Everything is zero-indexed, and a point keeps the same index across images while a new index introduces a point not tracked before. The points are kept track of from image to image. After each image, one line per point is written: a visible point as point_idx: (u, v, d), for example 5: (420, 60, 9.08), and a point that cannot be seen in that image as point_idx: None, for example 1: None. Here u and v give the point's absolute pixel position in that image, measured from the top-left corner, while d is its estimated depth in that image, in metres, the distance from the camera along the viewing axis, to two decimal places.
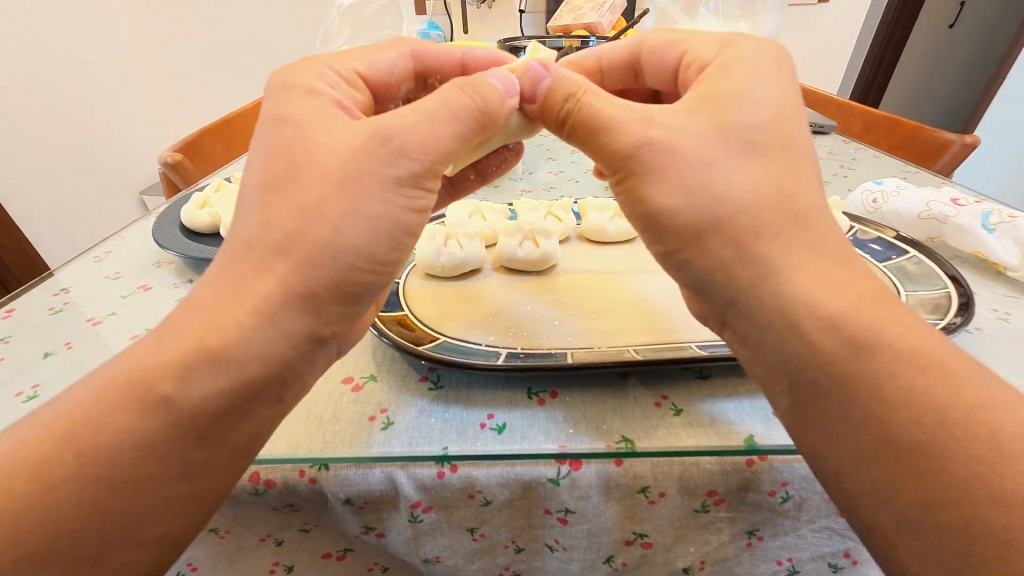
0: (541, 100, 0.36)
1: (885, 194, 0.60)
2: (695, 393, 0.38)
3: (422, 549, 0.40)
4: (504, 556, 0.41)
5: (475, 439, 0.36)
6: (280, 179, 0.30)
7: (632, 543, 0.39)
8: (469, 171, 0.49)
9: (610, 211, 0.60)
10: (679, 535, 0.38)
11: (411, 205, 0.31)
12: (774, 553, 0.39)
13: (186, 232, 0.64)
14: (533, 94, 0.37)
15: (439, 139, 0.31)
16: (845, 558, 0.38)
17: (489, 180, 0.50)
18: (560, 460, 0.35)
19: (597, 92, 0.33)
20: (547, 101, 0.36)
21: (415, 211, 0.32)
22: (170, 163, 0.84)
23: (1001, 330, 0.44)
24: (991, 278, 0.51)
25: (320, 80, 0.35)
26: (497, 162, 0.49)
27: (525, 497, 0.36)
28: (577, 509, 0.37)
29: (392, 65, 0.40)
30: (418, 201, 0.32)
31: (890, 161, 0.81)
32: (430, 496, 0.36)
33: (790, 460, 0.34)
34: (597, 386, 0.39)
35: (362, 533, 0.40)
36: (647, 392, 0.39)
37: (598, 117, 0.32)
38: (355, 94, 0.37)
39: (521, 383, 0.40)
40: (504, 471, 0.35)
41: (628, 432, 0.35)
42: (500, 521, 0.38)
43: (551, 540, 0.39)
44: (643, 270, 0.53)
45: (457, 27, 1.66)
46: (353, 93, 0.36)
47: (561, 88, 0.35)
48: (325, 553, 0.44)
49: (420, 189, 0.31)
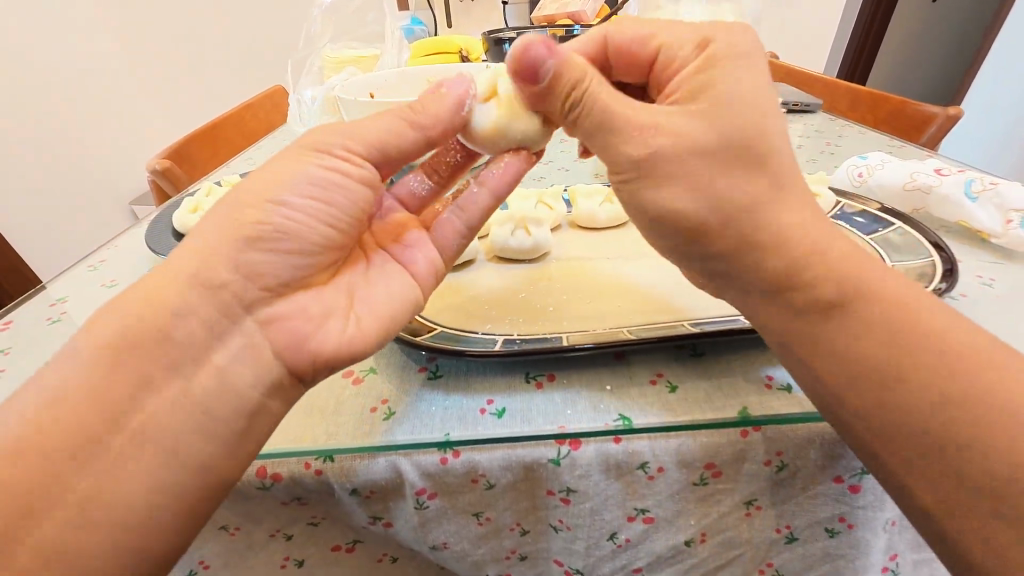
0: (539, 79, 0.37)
1: (870, 167, 0.60)
2: (689, 369, 0.39)
3: (430, 536, 0.41)
4: (510, 539, 0.42)
5: (476, 424, 0.37)
6: (248, 188, 0.34)
7: (635, 519, 0.40)
8: (471, 184, 0.42)
9: (600, 197, 0.61)
10: (679, 508, 0.39)
11: (316, 166, 0.35)
12: (773, 522, 0.40)
13: (179, 237, 0.63)
14: (535, 76, 0.37)
15: (355, 132, 0.37)
16: (842, 525, 0.39)
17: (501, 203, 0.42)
18: (559, 440, 0.36)
19: (603, 82, 0.34)
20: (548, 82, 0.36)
21: (325, 166, 0.36)
22: (158, 168, 0.83)
23: (985, 295, 0.45)
24: (975, 245, 0.52)
25: (314, 160, 0.36)
26: (501, 173, 0.42)
27: (527, 479, 0.37)
28: (579, 488, 0.38)
29: (423, 142, 0.39)
30: (330, 164, 0.36)
31: (876, 136, 0.82)
32: (434, 482, 0.37)
33: (782, 429, 0.35)
34: (593, 367, 0.40)
35: (370, 523, 0.41)
36: (643, 371, 0.40)
37: (599, 104, 0.34)
38: (368, 174, 0.38)
39: (519, 368, 0.41)
40: (506, 454, 0.36)
41: (625, 411, 0.36)
42: (505, 503, 0.39)
43: (554, 521, 0.40)
44: (635, 254, 0.54)
45: (441, 22, 1.67)
46: (371, 172, 0.38)
47: (568, 74, 0.35)
48: (335, 546, 0.45)
49: (329, 162, 0.36)
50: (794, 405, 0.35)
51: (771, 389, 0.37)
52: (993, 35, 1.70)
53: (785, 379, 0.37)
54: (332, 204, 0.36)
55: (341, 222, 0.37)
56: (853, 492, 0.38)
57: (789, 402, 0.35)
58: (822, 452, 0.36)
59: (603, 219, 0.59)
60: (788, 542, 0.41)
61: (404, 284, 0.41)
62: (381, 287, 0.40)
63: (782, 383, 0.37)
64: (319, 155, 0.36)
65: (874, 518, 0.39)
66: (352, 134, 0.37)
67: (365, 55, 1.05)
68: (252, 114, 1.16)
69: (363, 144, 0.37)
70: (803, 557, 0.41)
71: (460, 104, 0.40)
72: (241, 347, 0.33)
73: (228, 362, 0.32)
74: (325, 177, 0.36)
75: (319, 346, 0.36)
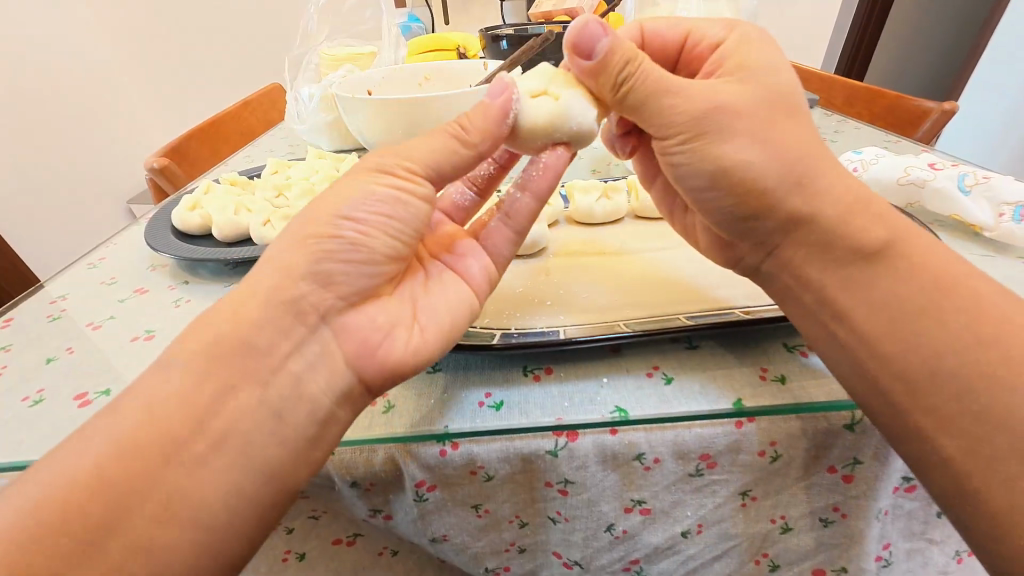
0: (600, 55, 0.37)
1: (865, 162, 0.61)
2: (684, 361, 0.40)
3: (429, 528, 0.42)
4: (509, 531, 0.43)
5: (474, 417, 0.37)
6: None
7: (632, 510, 0.40)
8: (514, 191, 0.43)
9: (597, 193, 0.61)
10: (675, 499, 0.40)
11: (377, 184, 0.36)
12: (767, 512, 0.40)
13: (178, 234, 0.63)
14: (589, 49, 0.38)
15: (405, 149, 0.38)
16: (835, 514, 0.40)
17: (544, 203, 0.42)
18: (557, 432, 0.36)
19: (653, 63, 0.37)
20: (608, 60, 0.37)
21: (389, 181, 0.37)
22: (156, 167, 0.83)
23: None
24: (969, 238, 0.53)
25: (370, 177, 0.37)
26: (542, 174, 0.41)
27: (525, 470, 0.38)
28: (577, 479, 0.38)
29: (475, 156, 0.39)
30: (389, 186, 0.37)
31: (872, 131, 0.83)
32: (434, 474, 0.37)
33: (774, 419, 0.36)
34: (590, 360, 0.41)
35: (370, 516, 0.42)
36: (639, 363, 0.40)
37: (659, 82, 0.36)
38: (426, 190, 0.38)
39: (517, 361, 0.41)
40: (505, 446, 0.37)
41: (622, 403, 0.37)
42: (503, 495, 0.39)
43: (553, 513, 0.41)
44: (632, 249, 0.54)
45: (440, 21, 1.68)
46: (425, 188, 0.38)
47: (623, 51, 0.37)
48: (335, 540, 0.46)
49: (383, 177, 0.37)
50: (787, 396, 0.36)
51: (766, 380, 0.37)
52: (990, 31, 1.70)
53: (779, 371, 0.38)
54: (394, 217, 0.37)
55: (403, 235, 0.38)
56: (846, 482, 0.38)
57: (782, 393, 0.36)
58: (813, 442, 0.36)
59: (600, 215, 0.60)
60: (783, 532, 0.41)
61: (462, 292, 0.41)
62: (441, 297, 0.40)
63: (776, 374, 0.37)
64: (367, 167, 0.37)
65: (869, 508, 0.39)
66: (405, 151, 0.37)
67: (360, 53, 1.04)
68: (251, 113, 1.16)
69: (419, 161, 0.37)
70: (797, 548, 0.42)
71: (505, 111, 0.38)
72: (317, 355, 0.34)
73: (302, 370, 0.33)
74: (388, 193, 0.36)
75: (387, 354, 0.36)
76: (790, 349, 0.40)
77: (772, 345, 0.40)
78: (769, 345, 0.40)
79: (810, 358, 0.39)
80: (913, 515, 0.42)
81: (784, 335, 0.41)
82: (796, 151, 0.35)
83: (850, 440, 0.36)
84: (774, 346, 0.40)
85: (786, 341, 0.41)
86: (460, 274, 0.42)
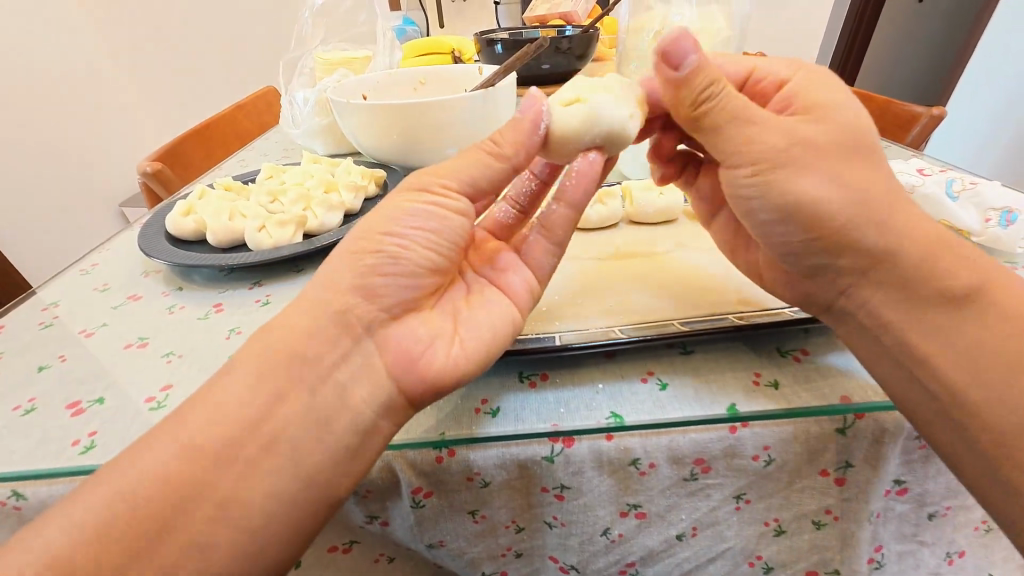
0: (686, 73, 0.37)
1: None
2: (678, 366, 0.40)
3: (426, 534, 0.42)
4: (506, 536, 0.43)
5: (471, 423, 0.37)
6: None
7: (627, 514, 0.40)
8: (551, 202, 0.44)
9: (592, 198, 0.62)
10: (670, 503, 0.40)
11: (413, 198, 0.37)
12: (761, 514, 0.41)
13: (171, 239, 0.63)
14: (677, 64, 0.38)
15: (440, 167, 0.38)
16: (828, 516, 0.40)
17: (580, 210, 0.43)
18: (552, 438, 0.36)
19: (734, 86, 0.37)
20: (693, 81, 0.37)
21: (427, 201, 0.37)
22: (149, 170, 0.83)
23: None
24: None
25: (412, 196, 0.37)
26: (576, 182, 0.43)
27: (522, 476, 0.38)
28: (573, 485, 0.38)
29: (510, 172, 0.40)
30: (422, 200, 0.37)
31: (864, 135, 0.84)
32: (430, 480, 0.38)
33: (766, 425, 0.36)
34: (586, 365, 0.41)
35: (366, 523, 0.42)
36: (635, 368, 0.40)
37: (740, 109, 0.37)
38: (464, 204, 0.39)
39: (514, 367, 0.42)
40: (501, 452, 0.37)
41: (617, 409, 0.37)
42: (500, 501, 0.40)
43: (549, 517, 0.41)
44: (628, 254, 0.55)
45: (435, 23, 1.67)
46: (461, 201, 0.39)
47: (708, 74, 0.37)
48: (331, 547, 0.45)
49: (419, 193, 0.38)
50: (780, 401, 0.36)
51: (759, 385, 0.37)
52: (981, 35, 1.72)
53: (772, 376, 0.38)
54: (433, 229, 0.37)
55: (442, 249, 0.38)
56: (838, 485, 0.39)
57: (775, 398, 0.36)
58: (806, 446, 0.37)
59: (595, 220, 0.60)
60: (776, 535, 0.42)
61: (506, 305, 0.41)
62: (482, 314, 0.40)
63: (770, 380, 0.38)
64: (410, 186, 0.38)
65: (860, 510, 0.40)
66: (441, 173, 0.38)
67: (356, 57, 1.03)
68: (245, 116, 1.16)
69: (453, 176, 0.38)
70: (792, 549, 0.42)
71: (536, 125, 0.39)
72: (361, 366, 0.34)
73: (347, 379, 0.34)
74: (425, 209, 0.37)
75: (428, 364, 0.36)
76: (783, 354, 0.40)
77: (765, 350, 0.41)
78: (762, 350, 0.41)
79: (803, 363, 0.39)
80: (904, 518, 0.42)
81: (778, 339, 0.42)
82: (780, 158, 0.36)
83: (842, 444, 0.37)
84: (768, 351, 0.41)
85: (780, 345, 0.41)
86: (501, 285, 0.42)
